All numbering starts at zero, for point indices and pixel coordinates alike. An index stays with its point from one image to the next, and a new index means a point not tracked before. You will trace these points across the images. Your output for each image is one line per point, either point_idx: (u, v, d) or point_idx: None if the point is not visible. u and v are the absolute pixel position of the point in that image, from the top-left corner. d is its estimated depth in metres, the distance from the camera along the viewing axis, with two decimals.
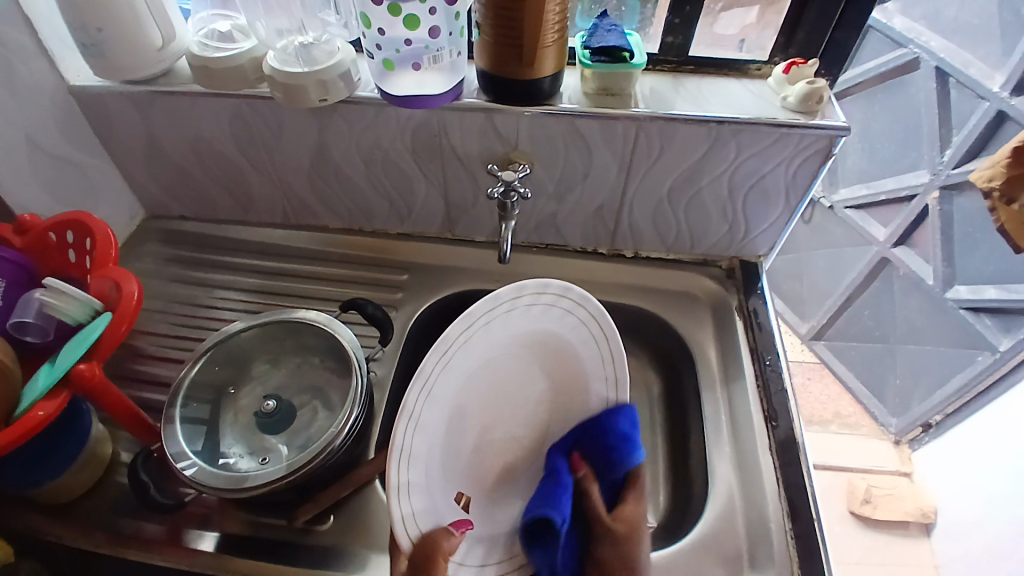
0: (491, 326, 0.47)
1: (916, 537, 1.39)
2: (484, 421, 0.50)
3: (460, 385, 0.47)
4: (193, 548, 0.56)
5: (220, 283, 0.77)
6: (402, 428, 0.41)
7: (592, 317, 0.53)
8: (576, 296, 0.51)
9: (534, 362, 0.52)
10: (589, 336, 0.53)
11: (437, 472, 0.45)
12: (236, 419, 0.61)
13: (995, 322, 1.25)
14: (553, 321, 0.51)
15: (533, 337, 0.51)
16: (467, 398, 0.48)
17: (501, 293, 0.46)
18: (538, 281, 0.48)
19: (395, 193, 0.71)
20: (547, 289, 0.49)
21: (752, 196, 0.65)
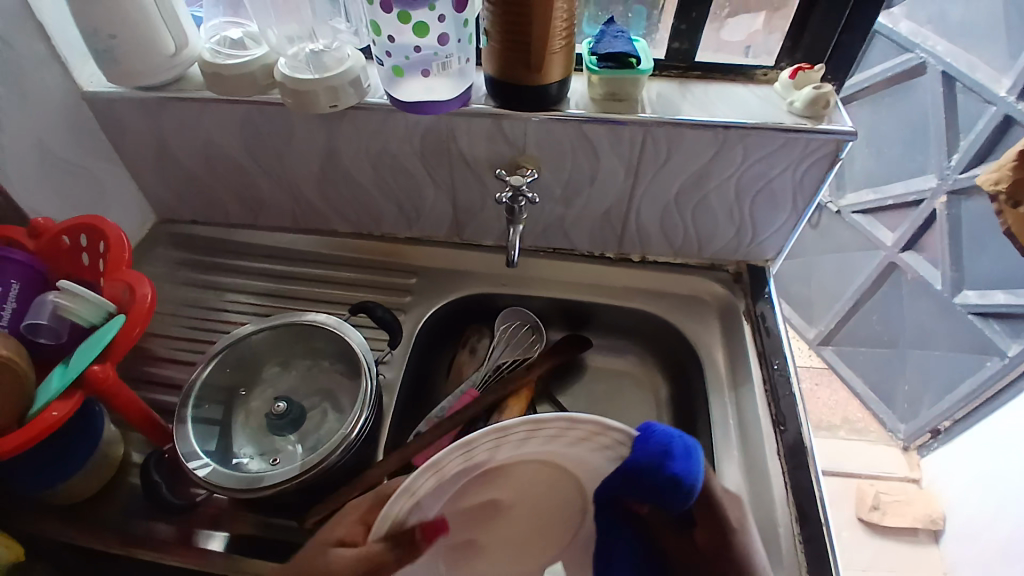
0: (501, 447, 0.44)
1: (926, 544, 1.38)
2: (484, 527, 0.51)
3: (457, 491, 0.46)
4: (203, 549, 0.57)
5: (231, 286, 0.78)
6: (401, 501, 0.41)
7: None
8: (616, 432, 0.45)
9: (554, 475, 0.51)
10: (616, 457, 0.47)
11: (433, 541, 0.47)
12: (247, 420, 0.61)
13: (1004, 327, 1.24)
14: (572, 448, 0.47)
15: (564, 455, 0.48)
16: (467, 489, 0.47)
17: (510, 428, 0.42)
18: (564, 416, 0.42)
19: (403, 197, 0.72)
20: (578, 427, 0.44)
21: (759, 200, 0.65)
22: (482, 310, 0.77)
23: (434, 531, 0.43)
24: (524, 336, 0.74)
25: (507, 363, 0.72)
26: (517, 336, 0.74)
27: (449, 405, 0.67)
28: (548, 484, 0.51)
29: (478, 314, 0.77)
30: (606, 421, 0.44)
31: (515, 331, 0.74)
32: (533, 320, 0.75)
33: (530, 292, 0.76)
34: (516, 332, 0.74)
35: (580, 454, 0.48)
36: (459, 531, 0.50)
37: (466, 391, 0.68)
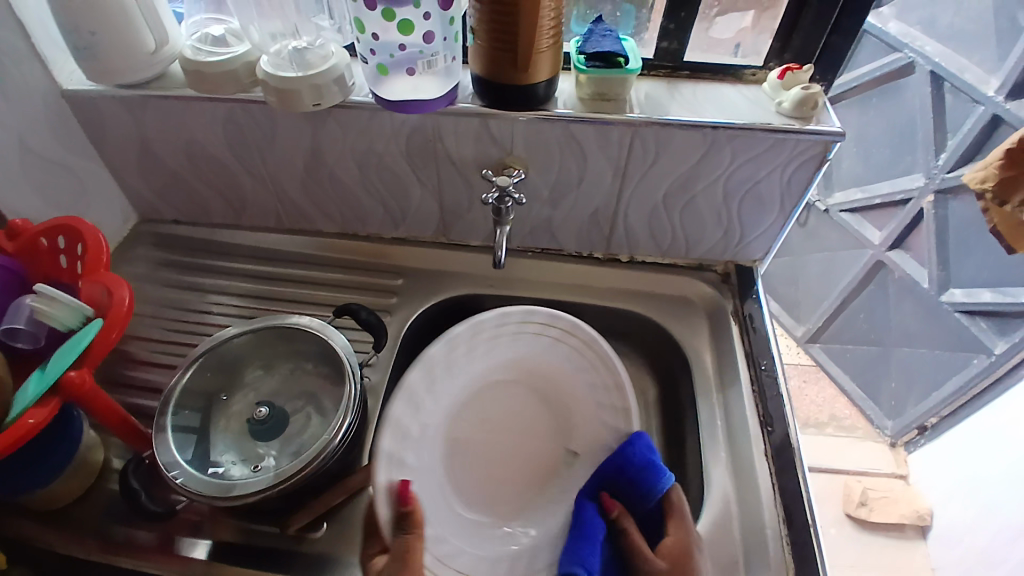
0: (476, 348, 0.62)
1: (912, 540, 1.39)
2: (492, 440, 0.64)
3: (458, 392, 0.63)
4: (184, 556, 0.56)
5: (213, 287, 0.77)
6: (397, 414, 0.54)
7: (569, 330, 0.63)
8: (565, 322, 0.63)
9: (526, 383, 0.66)
10: (569, 349, 0.64)
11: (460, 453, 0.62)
12: (228, 425, 0.60)
13: (990, 325, 1.25)
14: (533, 347, 0.64)
15: (513, 359, 0.65)
16: (454, 398, 0.62)
17: (483, 326, 0.61)
18: (523, 310, 0.62)
19: (389, 197, 0.71)
20: (534, 317, 0.63)
21: (747, 201, 0.65)
22: (469, 311, 0.76)
23: (406, 496, 0.48)
24: None
25: None
26: None
27: None
28: (531, 394, 0.66)
29: (465, 315, 0.77)
30: (558, 315, 0.63)
31: None
32: None
33: (518, 293, 0.75)
34: None
35: (535, 353, 0.65)
36: (469, 442, 0.63)
37: None
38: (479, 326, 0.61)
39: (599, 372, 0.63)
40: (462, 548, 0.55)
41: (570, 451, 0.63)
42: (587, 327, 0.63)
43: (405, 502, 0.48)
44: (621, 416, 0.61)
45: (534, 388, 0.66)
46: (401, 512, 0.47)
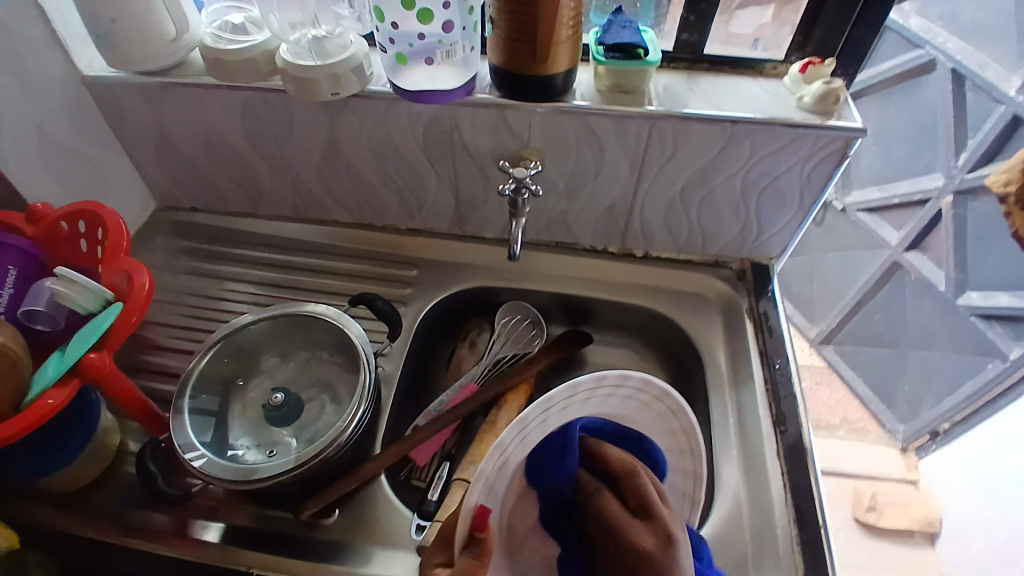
0: (571, 406, 0.48)
1: (922, 545, 1.38)
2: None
3: (531, 443, 0.54)
4: (198, 539, 0.56)
5: (230, 275, 0.77)
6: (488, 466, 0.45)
7: (675, 409, 0.53)
8: (635, 379, 0.49)
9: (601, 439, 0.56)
10: (670, 428, 0.54)
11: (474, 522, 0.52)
12: (245, 411, 0.61)
13: (1007, 330, 1.23)
14: (617, 407, 0.51)
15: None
16: (534, 440, 0.54)
17: (554, 399, 0.46)
18: (617, 373, 0.48)
19: (405, 188, 0.71)
20: (628, 381, 0.49)
21: (765, 197, 0.64)
22: (482, 303, 0.76)
23: (483, 521, 0.42)
24: (524, 330, 0.74)
25: (507, 357, 0.72)
26: (518, 331, 0.74)
27: (448, 400, 0.67)
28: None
29: (478, 307, 0.77)
30: (653, 379, 0.50)
31: (516, 326, 0.74)
32: (535, 314, 0.74)
33: (531, 286, 0.75)
34: (517, 327, 0.74)
35: (620, 418, 0.53)
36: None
37: (465, 386, 0.68)
38: (550, 403, 0.46)
39: (666, 425, 0.54)
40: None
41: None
42: (665, 382, 0.51)
43: (480, 527, 0.42)
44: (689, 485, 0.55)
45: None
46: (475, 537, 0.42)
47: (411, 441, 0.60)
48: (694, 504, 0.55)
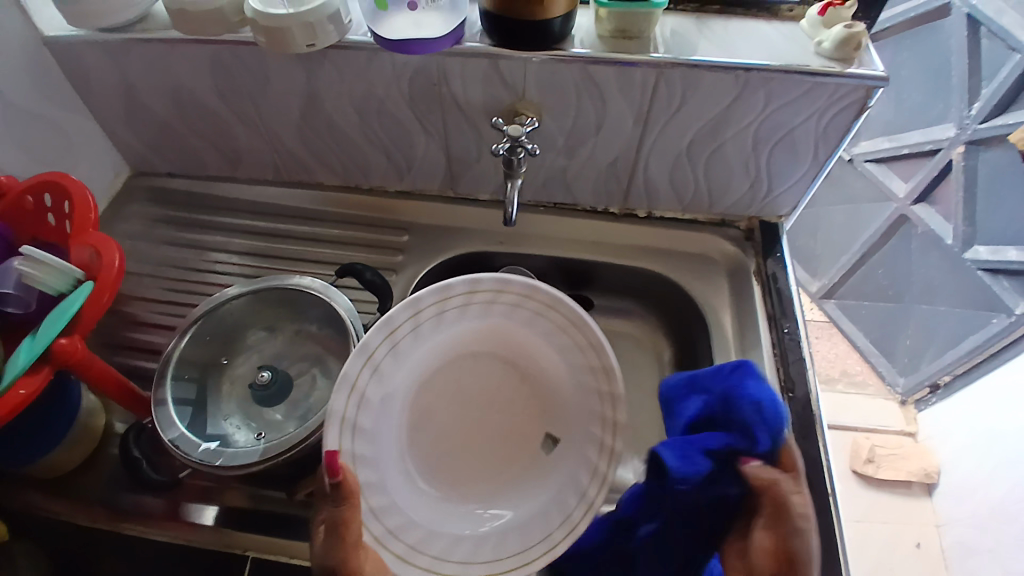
0: (469, 310, 0.55)
1: (919, 497, 1.39)
2: (462, 415, 0.58)
3: (424, 362, 0.55)
4: (194, 522, 0.55)
5: (213, 245, 0.73)
6: (359, 369, 0.49)
7: (569, 323, 0.54)
8: (490, 283, 0.53)
9: (503, 362, 0.59)
10: (569, 342, 0.54)
11: (394, 451, 0.53)
12: (231, 389, 0.59)
13: (1012, 284, 1.22)
14: (499, 319, 0.56)
15: (493, 332, 0.57)
16: (420, 365, 0.55)
17: (421, 308, 0.52)
18: (466, 280, 0.52)
19: (391, 147, 0.67)
20: (509, 287, 0.53)
21: (778, 150, 0.60)
22: (478, 268, 0.73)
23: (334, 466, 0.39)
24: None
25: None
26: None
27: None
28: (508, 373, 0.59)
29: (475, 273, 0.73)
30: (539, 285, 0.53)
31: None
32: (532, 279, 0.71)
33: (529, 250, 0.71)
34: None
35: (521, 328, 0.56)
36: (434, 415, 0.57)
37: None
38: (418, 311, 0.52)
39: (562, 339, 0.55)
40: (416, 522, 0.50)
41: (551, 439, 0.56)
42: (548, 286, 0.53)
43: (333, 475, 0.39)
44: (609, 430, 0.51)
45: (518, 368, 0.59)
46: (332, 485, 0.39)
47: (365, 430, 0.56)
48: (614, 430, 0.51)
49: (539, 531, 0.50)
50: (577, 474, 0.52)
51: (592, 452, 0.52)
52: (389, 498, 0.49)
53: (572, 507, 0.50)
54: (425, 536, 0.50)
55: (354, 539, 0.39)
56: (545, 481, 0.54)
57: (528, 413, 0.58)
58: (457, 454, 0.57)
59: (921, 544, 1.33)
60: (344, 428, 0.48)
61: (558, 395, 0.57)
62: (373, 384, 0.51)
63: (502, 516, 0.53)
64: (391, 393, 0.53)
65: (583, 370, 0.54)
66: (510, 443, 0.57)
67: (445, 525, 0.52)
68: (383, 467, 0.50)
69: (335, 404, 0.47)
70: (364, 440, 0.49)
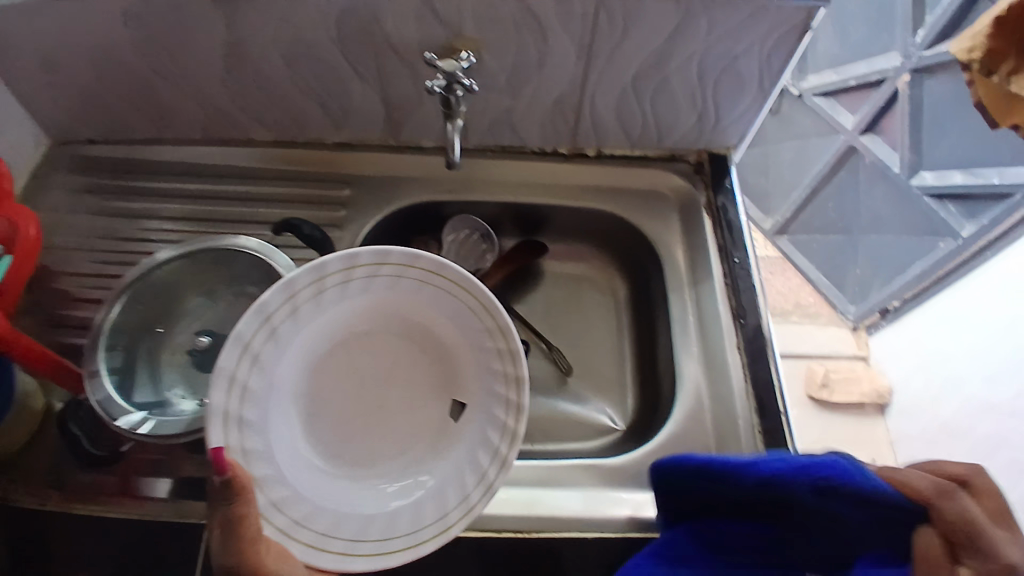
0: (350, 287, 0.52)
1: (872, 417, 1.47)
2: (359, 395, 0.54)
3: (308, 346, 0.52)
4: (148, 496, 0.54)
5: (143, 212, 0.69)
6: (238, 361, 0.46)
7: (458, 287, 0.52)
8: (367, 258, 0.51)
9: (399, 334, 0.55)
10: (461, 305, 0.53)
11: (287, 440, 0.49)
12: (172, 358, 0.57)
13: (958, 208, 1.25)
14: (389, 292, 0.53)
15: (388, 306, 0.54)
16: (307, 348, 0.51)
17: (299, 289, 0.49)
18: (340, 256, 0.50)
19: (326, 96, 0.63)
20: (388, 259, 0.51)
21: (723, 81, 0.59)
22: (428, 218, 0.71)
23: (221, 465, 0.40)
24: (475, 244, 0.71)
25: None
26: (469, 245, 0.70)
27: None
28: (408, 346, 0.56)
29: (425, 223, 0.71)
30: (420, 254, 0.51)
31: (467, 240, 0.70)
32: (483, 227, 0.70)
33: (478, 197, 0.69)
34: (467, 242, 0.70)
35: (413, 298, 0.54)
36: (328, 399, 0.53)
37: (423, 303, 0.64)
38: (295, 294, 0.49)
39: (455, 302, 0.53)
40: (322, 508, 0.47)
41: (457, 403, 0.54)
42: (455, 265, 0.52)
43: (222, 473, 0.40)
44: (512, 386, 0.51)
45: (414, 336, 0.56)
46: (221, 483, 0.40)
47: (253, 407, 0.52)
48: (516, 387, 0.50)
49: (454, 496, 0.48)
50: (486, 433, 0.51)
51: (499, 408, 0.51)
52: (291, 487, 0.47)
53: (485, 465, 0.49)
54: (334, 522, 0.47)
55: (252, 531, 0.41)
56: (455, 445, 0.52)
57: (432, 381, 0.55)
58: (359, 438, 0.53)
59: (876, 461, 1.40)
60: (229, 423, 0.45)
61: (460, 357, 0.55)
62: (257, 374, 0.48)
63: (420, 488, 0.50)
64: (274, 383, 0.49)
65: (479, 333, 0.53)
66: (417, 416, 0.54)
67: (353, 504, 0.49)
68: (278, 456, 0.48)
69: (215, 399, 0.44)
70: (253, 433, 0.47)
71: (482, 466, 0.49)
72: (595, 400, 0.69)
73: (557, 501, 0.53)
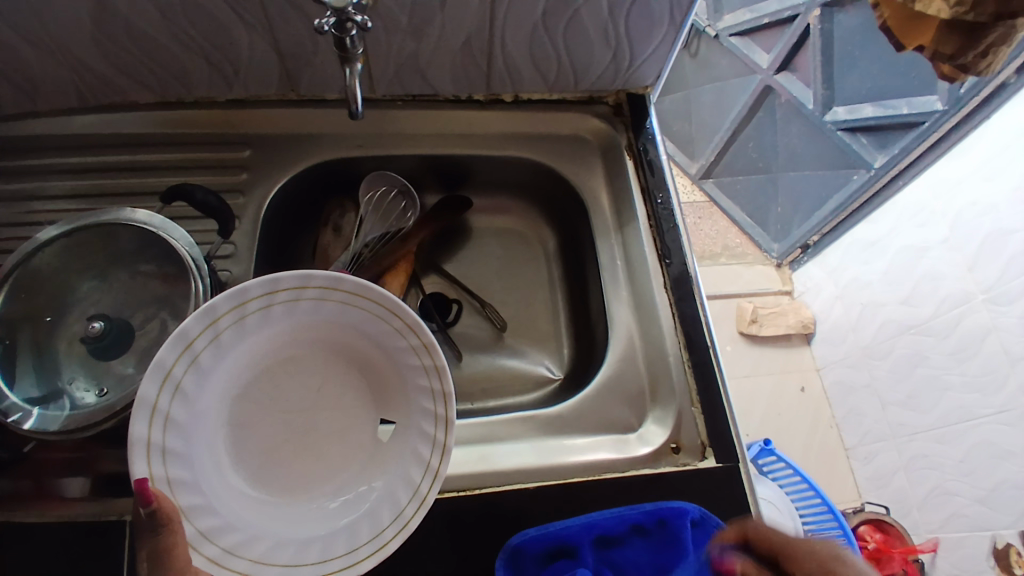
0: (273, 312, 0.46)
1: (798, 347, 1.54)
2: (288, 421, 0.48)
3: (230, 375, 0.45)
4: (61, 498, 0.49)
5: (15, 192, 0.61)
6: (160, 391, 0.40)
7: (386, 309, 0.47)
8: (290, 281, 0.44)
9: (329, 352, 0.50)
10: (389, 326, 0.48)
11: (214, 474, 0.43)
12: (70, 348, 0.50)
13: (871, 141, 1.30)
14: (313, 314, 0.47)
15: (314, 325, 0.48)
16: (228, 377, 0.45)
17: (220, 316, 0.43)
18: (261, 281, 0.43)
19: (210, 48, 0.56)
20: (311, 282, 0.45)
21: (634, 16, 0.56)
22: (342, 177, 0.67)
23: (145, 495, 0.36)
24: (393, 203, 0.68)
25: (378, 237, 0.66)
26: (386, 204, 0.67)
27: None
28: (334, 367, 0.50)
29: (340, 183, 0.67)
30: (343, 274, 0.46)
31: (384, 199, 0.67)
32: (402, 184, 0.67)
33: (393, 152, 0.66)
34: (383, 200, 0.67)
35: (341, 317, 0.48)
36: (253, 427, 0.47)
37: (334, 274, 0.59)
38: (216, 321, 0.42)
39: (382, 323, 0.48)
40: (258, 534, 0.43)
41: (389, 422, 0.49)
42: (380, 286, 0.46)
43: (146, 504, 0.36)
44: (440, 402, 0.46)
45: (346, 355, 0.50)
46: (146, 513, 0.36)
47: None
48: (445, 404, 0.46)
49: (387, 514, 0.45)
50: (417, 449, 0.47)
51: (427, 424, 0.47)
52: (223, 517, 0.42)
53: (417, 481, 0.45)
54: (270, 547, 0.43)
55: (181, 564, 0.36)
56: (388, 463, 0.48)
57: (360, 400, 0.50)
58: (287, 465, 0.47)
59: (804, 388, 1.49)
60: (154, 453, 0.39)
61: (390, 375, 0.50)
62: (178, 405, 0.41)
63: (354, 511, 0.46)
64: (198, 413, 0.43)
65: (407, 352, 0.48)
66: (348, 440, 0.49)
67: (284, 529, 0.44)
68: (207, 487, 0.42)
69: (136, 430, 0.38)
70: (179, 464, 0.41)
71: (422, 482, 0.45)
72: (532, 353, 0.68)
73: (497, 457, 0.52)
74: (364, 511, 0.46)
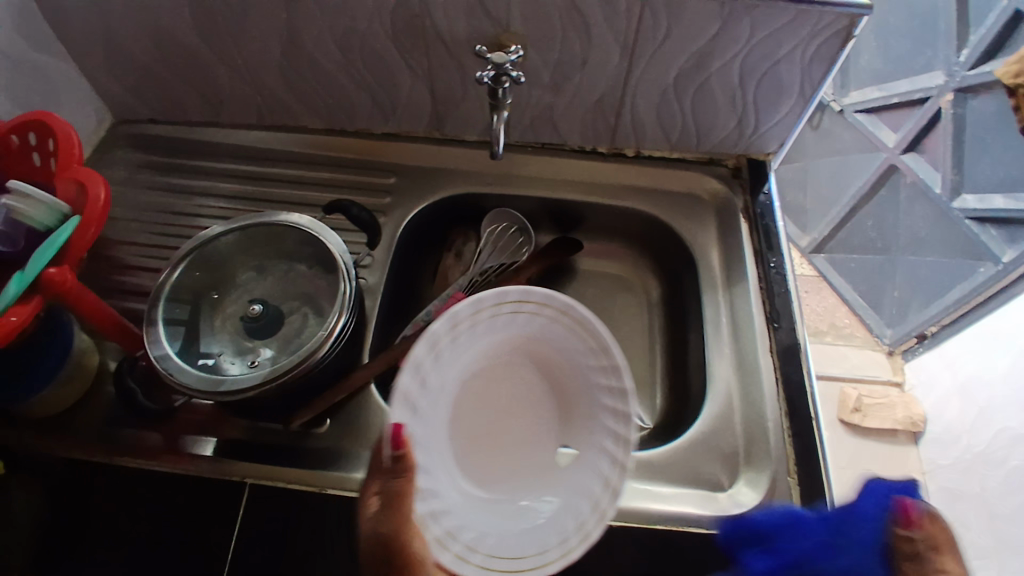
0: (517, 319, 0.52)
1: (904, 444, 1.41)
2: (491, 420, 0.53)
3: (465, 362, 0.52)
4: (192, 453, 0.56)
5: (200, 189, 0.73)
6: (422, 351, 0.47)
7: (602, 347, 0.51)
8: (514, 297, 0.50)
9: (533, 370, 0.55)
10: (598, 362, 0.52)
11: (434, 439, 0.49)
12: (223, 325, 0.58)
13: (1001, 232, 1.22)
14: (542, 332, 0.53)
15: (534, 339, 0.53)
16: (462, 363, 0.51)
17: (482, 307, 0.50)
18: (497, 292, 0.49)
19: (376, 87, 0.66)
20: (549, 302, 0.51)
21: (763, 84, 0.59)
22: (468, 210, 0.73)
23: (399, 438, 0.42)
24: (512, 238, 0.72)
25: (495, 267, 0.70)
26: (504, 239, 0.72)
27: (434, 309, 0.65)
28: (537, 385, 0.55)
29: (465, 214, 0.74)
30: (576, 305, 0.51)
31: (504, 234, 0.72)
32: (521, 222, 0.72)
33: (517, 192, 0.71)
34: (504, 235, 0.72)
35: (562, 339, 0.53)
36: (466, 415, 0.52)
37: (452, 295, 0.66)
38: (479, 310, 0.50)
39: (596, 358, 0.52)
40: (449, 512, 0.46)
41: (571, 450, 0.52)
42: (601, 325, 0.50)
43: (397, 445, 0.42)
44: (621, 446, 0.48)
45: (545, 376, 0.55)
46: (392, 457, 0.42)
47: (306, 380, 0.55)
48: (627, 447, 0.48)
49: (554, 537, 0.46)
50: (587, 485, 0.48)
51: (605, 463, 0.49)
52: (431, 480, 0.46)
53: (586, 515, 0.46)
54: (456, 527, 0.45)
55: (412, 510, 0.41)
56: (560, 488, 0.50)
57: (552, 422, 0.54)
58: (480, 460, 0.51)
59: None
60: (403, 402, 0.46)
61: (577, 397, 0.53)
62: (430, 370, 0.48)
63: (526, 525, 0.48)
64: (439, 383, 0.49)
65: (608, 390, 0.51)
66: (535, 455, 0.52)
67: (478, 519, 0.47)
68: (426, 449, 0.47)
69: (402, 377, 0.45)
70: (416, 419, 0.47)
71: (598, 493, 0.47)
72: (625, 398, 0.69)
73: None
74: (535, 527, 0.47)
